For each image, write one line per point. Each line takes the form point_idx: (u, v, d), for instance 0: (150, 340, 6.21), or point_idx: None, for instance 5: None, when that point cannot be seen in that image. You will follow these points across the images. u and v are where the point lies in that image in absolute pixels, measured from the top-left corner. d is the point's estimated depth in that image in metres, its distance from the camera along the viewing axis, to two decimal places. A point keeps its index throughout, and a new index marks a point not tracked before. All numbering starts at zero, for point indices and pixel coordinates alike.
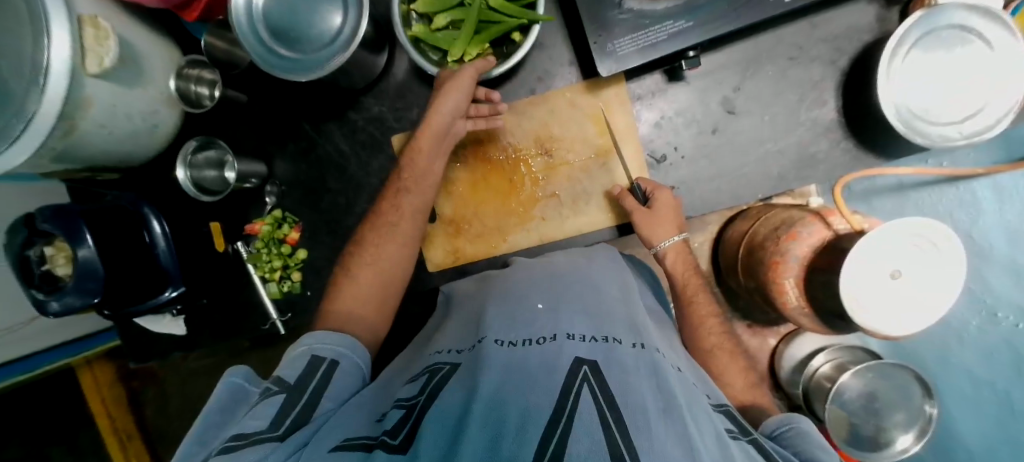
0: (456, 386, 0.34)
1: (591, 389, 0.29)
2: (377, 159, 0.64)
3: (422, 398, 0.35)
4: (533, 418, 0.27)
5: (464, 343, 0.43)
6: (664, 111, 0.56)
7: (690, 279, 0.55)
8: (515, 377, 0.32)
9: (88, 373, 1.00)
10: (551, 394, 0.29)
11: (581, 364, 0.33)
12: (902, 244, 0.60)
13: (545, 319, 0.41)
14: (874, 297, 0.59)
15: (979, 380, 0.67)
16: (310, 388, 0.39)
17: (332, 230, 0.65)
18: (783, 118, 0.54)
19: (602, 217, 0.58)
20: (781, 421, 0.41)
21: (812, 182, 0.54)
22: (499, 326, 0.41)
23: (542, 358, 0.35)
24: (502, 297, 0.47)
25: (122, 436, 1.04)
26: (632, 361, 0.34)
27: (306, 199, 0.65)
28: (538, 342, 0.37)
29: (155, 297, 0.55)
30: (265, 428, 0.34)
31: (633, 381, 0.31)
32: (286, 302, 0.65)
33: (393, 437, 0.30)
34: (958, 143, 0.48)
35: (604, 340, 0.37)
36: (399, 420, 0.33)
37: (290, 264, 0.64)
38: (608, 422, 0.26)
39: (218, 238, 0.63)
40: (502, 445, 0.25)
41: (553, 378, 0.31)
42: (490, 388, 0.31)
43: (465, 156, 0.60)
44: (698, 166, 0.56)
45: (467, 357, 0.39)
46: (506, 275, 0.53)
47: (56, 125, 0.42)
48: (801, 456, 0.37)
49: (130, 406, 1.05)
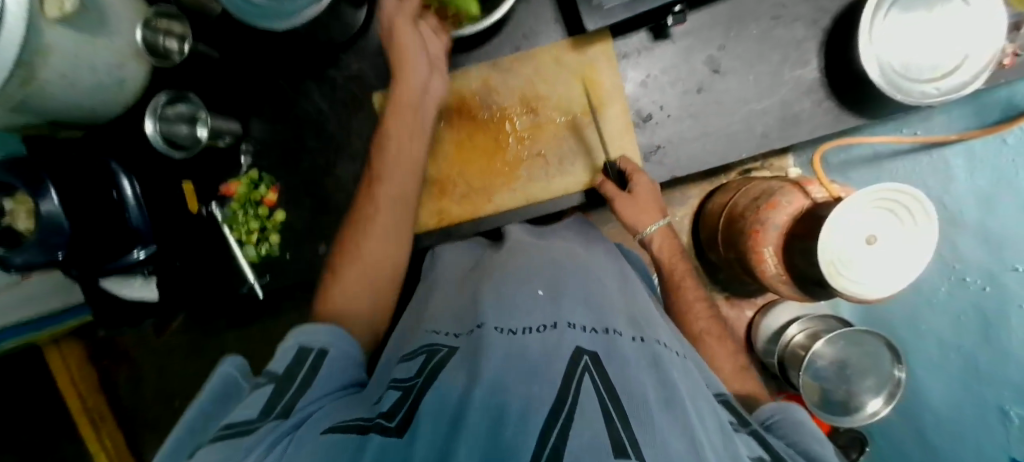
0: (458, 376, 0.33)
1: (592, 380, 0.30)
2: (357, 118, 0.62)
3: (420, 380, 0.35)
4: (536, 407, 0.27)
5: (462, 325, 0.43)
6: (650, 70, 0.56)
7: (676, 262, 0.57)
8: (517, 367, 0.32)
9: (56, 352, 0.98)
10: (553, 382, 0.30)
11: (582, 354, 0.33)
12: (874, 209, 0.61)
13: (546, 307, 0.41)
14: (854, 268, 0.61)
15: (947, 343, 0.69)
16: (299, 377, 0.36)
17: (313, 191, 0.63)
18: (767, 78, 0.54)
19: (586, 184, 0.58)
20: (774, 409, 0.42)
21: (795, 141, 0.55)
22: (496, 313, 0.41)
23: (543, 346, 0.35)
24: (504, 277, 0.47)
25: (94, 417, 1.02)
26: (632, 354, 0.35)
27: (284, 161, 0.64)
28: (537, 330, 0.37)
29: (125, 256, 0.52)
30: (255, 417, 0.31)
31: (634, 375, 0.32)
32: (263, 264, 0.64)
33: (390, 419, 0.30)
34: (935, 100, 0.49)
35: (604, 332, 0.37)
36: (396, 401, 0.32)
37: (268, 226, 0.63)
38: (611, 414, 0.26)
39: (191, 199, 0.60)
40: (504, 431, 0.25)
41: (551, 369, 0.31)
42: (491, 376, 0.31)
43: (449, 114, 0.59)
44: (683, 125, 0.56)
45: (466, 341, 0.39)
46: (506, 258, 0.51)
47: (9, 77, 0.38)
48: (793, 443, 0.38)
49: (105, 387, 1.05)
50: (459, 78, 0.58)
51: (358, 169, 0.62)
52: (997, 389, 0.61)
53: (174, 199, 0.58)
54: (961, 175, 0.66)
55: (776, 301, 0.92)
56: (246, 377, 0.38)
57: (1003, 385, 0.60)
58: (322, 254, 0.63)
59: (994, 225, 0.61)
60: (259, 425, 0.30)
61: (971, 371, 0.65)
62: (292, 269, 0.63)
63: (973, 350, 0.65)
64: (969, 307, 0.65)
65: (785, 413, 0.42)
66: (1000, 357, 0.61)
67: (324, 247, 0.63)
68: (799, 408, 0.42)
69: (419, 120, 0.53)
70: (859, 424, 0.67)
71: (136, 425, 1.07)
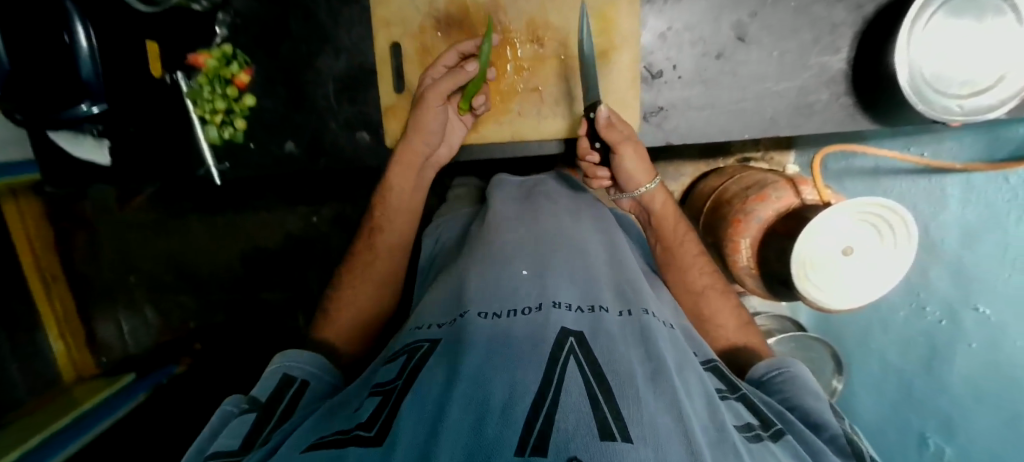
0: (438, 372, 0.30)
1: (578, 363, 0.29)
2: (349, 8, 0.56)
3: (400, 384, 0.32)
4: (519, 396, 0.25)
5: (445, 316, 0.40)
6: (673, 22, 0.52)
7: (678, 222, 0.57)
8: (502, 353, 0.30)
9: (12, 206, 0.90)
10: (538, 366, 0.28)
11: (567, 335, 0.32)
12: (854, 220, 0.60)
13: (531, 285, 0.39)
14: (835, 279, 0.61)
15: (891, 365, 0.71)
16: (280, 407, 0.37)
17: (288, 80, 0.59)
18: (792, 58, 0.51)
19: (563, 132, 0.56)
20: (773, 365, 0.45)
21: (801, 132, 0.53)
22: (482, 298, 0.38)
23: (529, 327, 0.33)
24: (488, 260, 0.44)
25: (47, 276, 0.98)
26: (618, 329, 0.34)
27: (261, 41, 0.58)
28: (522, 312, 0.35)
29: (74, 107, 0.47)
30: (236, 449, 0.32)
31: (621, 351, 0.31)
32: (224, 149, 0.62)
33: (368, 429, 0.28)
34: (956, 118, 0.45)
35: (591, 309, 0.36)
36: (376, 407, 0.30)
37: (235, 109, 0.60)
38: (597, 396, 0.26)
39: (154, 62, 0.54)
40: (486, 427, 0.23)
41: (537, 351, 0.30)
42: (474, 365, 0.28)
43: (449, 24, 0.55)
44: (693, 91, 0.53)
45: (449, 332, 0.36)
46: (495, 233, 0.50)
47: None
48: (789, 400, 0.41)
49: (59, 250, 1.00)
50: None
51: (342, 68, 0.58)
52: (923, 414, 0.66)
53: (138, 62, 0.51)
54: (954, 206, 0.62)
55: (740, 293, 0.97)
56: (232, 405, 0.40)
57: (930, 414, 0.65)
58: (289, 150, 0.61)
59: (968, 261, 0.59)
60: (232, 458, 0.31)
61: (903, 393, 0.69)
62: (256, 159, 0.61)
63: (912, 375, 0.68)
64: (920, 336, 0.66)
65: (781, 367, 0.45)
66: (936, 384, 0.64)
67: (291, 143, 0.61)
68: (798, 362, 0.45)
69: (418, 181, 0.56)
70: None
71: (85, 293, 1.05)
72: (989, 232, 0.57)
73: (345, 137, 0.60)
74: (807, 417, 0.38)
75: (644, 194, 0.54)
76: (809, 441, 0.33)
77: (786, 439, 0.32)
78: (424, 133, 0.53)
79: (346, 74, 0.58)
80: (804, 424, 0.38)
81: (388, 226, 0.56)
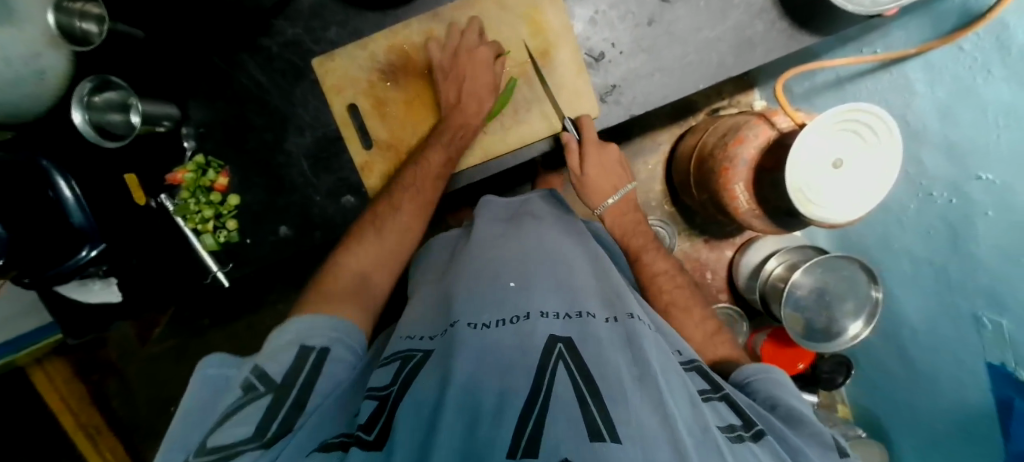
0: (430, 378, 0.35)
1: (566, 367, 0.33)
2: (301, 86, 0.60)
3: (395, 389, 0.36)
4: (509, 403, 0.30)
5: (436, 328, 0.45)
6: (598, 6, 0.55)
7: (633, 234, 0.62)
8: (491, 364, 0.34)
9: (39, 371, 1.02)
10: (528, 374, 0.33)
11: (556, 342, 0.37)
12: (836, 132, 0.61)
13: (517, 297, 0.44)
14: (825, 194, 0.61)
15: (921, 259, 0.71)
16: (300, 383, 0.38)
17: (262, 170, 0.62)
18: (718, 3, 0.53)
19: (502, 148, 0.60)
20: (758, 369, 0.46)
21: (751, 65, 0.54)
22: (468, 310, 0.43)
23: (516, 338, 0.38)
24: (472, 274, 0.49)
25: (91, 430, 1.08)
26: (606, 333, 0.39)
27: (228, 142, 0.62)
28: (510, 321, 0.40)
29: (72, 257, 0.46)
30: (250, 436, 0.33)
31: (609, 355, 0.36)
32: (226, 253, 0.63)
33: (368, 433, 0.32)
34: (888, 6, 0.47)
35: (578, 316, 0.41)
36: (373, 412, 0.34)
37: (222, 212, 0.62)
38: (585, 401, 0.30)
39: (138, 191, 0.56)
40: (479, 429, 0.28)
41: (527, 360, 0.35)
42: (464, 375, 0.33)
43: (394, 73, 0.58)
44: (637, 61, 0.56)
45: (440, 342, 0.41)
46: (478, 252, 0.54)
47: None
48: (772, 399, 0.42)
49: (93, 400, 1.09)
50: (400, 30, 0.57)
51: (309, 142, 0.61)
52: (970, 295, 0.62)
53: (121, 193, 0.53)
54: (922, 90, 0.62)
55: (754, 239, 0.99)
56: (233, 370, 0.42)
57: (975, 292, 0.61)
58: (284, 234, 0.63)
59: (954, 134, 0.58)
60: (259, 448, 0.32)
61: (945, 283, 0.67)
62: (256, 253, 0.63)
63: (944, 262, 0.67)
64: (938, 221, 0.65)
65: (766, 373, 0.46)
66: (969, 268, 0.62)
67: (285, 227, 0.63)
68: (778, 368, 0.46)
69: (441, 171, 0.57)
70: (835, 348, 0.75)
71: (126, 430, 1.11)
72: (959, 106, 0.56)
73: (331, 205, 0.62)
74: (790, 415, 0.40)
75: (602, 214, 0.63)
76: (786, 439, 0.36)
77: (767, 439, 0.34)
78: (480, 107, 0.56)
79: (315, 148, 0.61)
80: (787, 420, 0.39)
81: (436, 167, 0.56)
